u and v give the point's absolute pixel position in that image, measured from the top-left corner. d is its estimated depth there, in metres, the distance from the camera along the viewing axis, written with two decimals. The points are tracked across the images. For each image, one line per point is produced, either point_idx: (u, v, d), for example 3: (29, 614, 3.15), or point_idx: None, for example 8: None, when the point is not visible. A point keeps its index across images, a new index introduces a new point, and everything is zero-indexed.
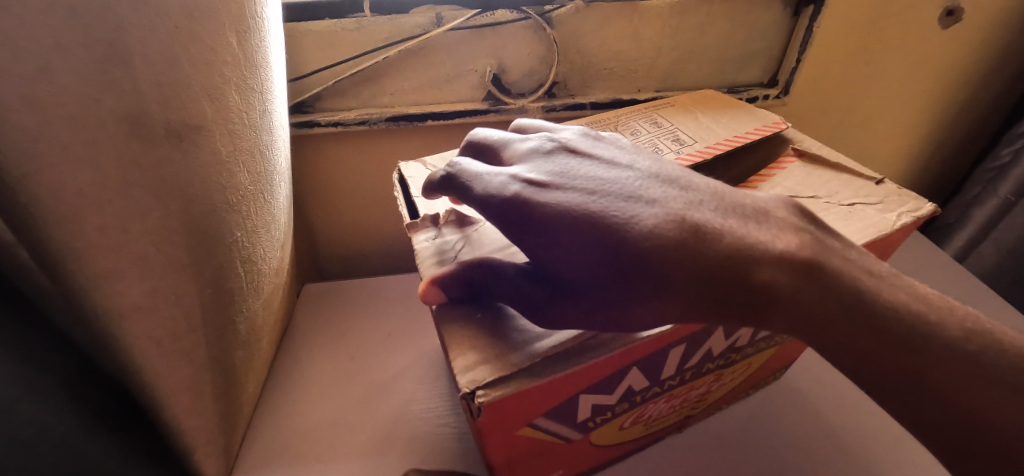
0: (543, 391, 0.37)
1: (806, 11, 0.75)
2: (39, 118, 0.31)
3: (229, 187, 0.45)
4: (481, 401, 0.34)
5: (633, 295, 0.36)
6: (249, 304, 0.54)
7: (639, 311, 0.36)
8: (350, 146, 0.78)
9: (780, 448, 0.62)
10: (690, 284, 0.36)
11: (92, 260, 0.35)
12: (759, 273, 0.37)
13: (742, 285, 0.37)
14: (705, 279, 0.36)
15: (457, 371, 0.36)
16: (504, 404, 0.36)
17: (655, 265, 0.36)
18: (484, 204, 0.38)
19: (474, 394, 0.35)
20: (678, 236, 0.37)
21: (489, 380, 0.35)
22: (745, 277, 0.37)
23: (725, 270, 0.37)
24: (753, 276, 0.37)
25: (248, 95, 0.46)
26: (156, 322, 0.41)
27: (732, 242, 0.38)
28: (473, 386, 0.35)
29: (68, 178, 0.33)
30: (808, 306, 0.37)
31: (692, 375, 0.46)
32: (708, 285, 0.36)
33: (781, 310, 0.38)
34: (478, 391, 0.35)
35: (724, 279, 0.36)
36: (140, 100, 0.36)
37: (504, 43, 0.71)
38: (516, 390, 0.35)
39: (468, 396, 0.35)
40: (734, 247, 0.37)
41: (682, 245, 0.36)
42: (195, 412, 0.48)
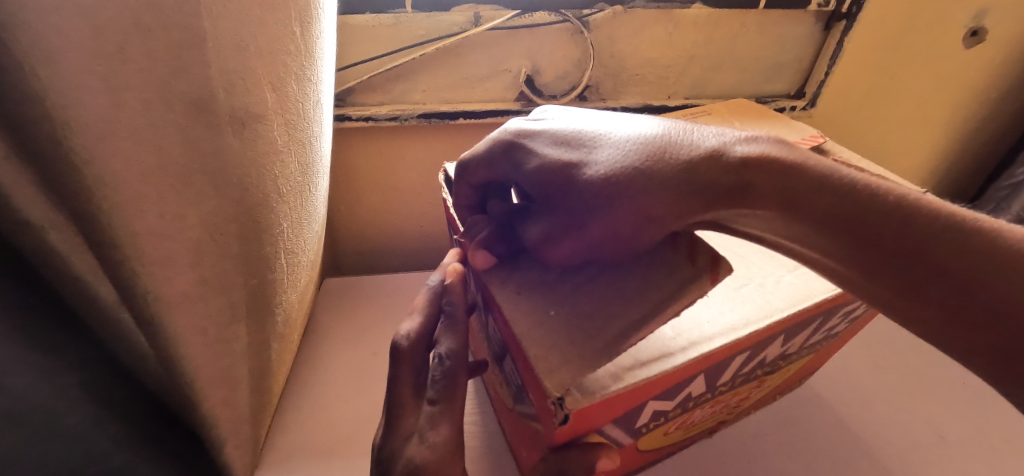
0: (623, 396, 0.37)
1: (838, 25, 0.76)
2: (112, 101, 0.30)
3: (281, 178, 0.45)
4: (569, 409, 0.35)
5: (613, 199, 0.36)
6: (286, 296, 0.53)
7: (625, 216, 0.36)
8: (378, 141, 0.78)
9: (805, 458, 0.62)
10: (662, 177, 0.35)
11: (149, 247, 0.35)
12: (726, 157, 0.36)
13: (720, 178, 0.35)
14: (680, 176, 0.35)
15: (541, 374, 0.35)
16: (588, 410, 0.36)
17: (623, 168, 0.36)
18: (485, 164, 0.42)
19: (563, 399, 0.35)
20: (649, 142, 0.37)
21: (576, 382, 0.35)
22: (722, 169, 0.36)
23: (700, 163, 0.36)
24: (734, 166, 0.36)
25: (304, 85, 0.45)
26: (201, 312, 0.41)
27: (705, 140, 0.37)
28: (563, 390, 0.34)
29: (134, 163, 0.32)
30: (784, 189, 0.35)
31: (740, 381, 0.48)
32: (687, 181, 0.35)
33: (769, 202, 0.35)
34: (567, 396, 0.35)
35: (703, 174, 0.36)
36: (207, 86, 0.35)
37: (540, 45, 0.71)
38: (602, 398, 0.36)
39: (556, 403, 0.35)
40: (711, 144, 0.37)
41: (653, 147, 0.37)
42: (226, 406, 0.48)
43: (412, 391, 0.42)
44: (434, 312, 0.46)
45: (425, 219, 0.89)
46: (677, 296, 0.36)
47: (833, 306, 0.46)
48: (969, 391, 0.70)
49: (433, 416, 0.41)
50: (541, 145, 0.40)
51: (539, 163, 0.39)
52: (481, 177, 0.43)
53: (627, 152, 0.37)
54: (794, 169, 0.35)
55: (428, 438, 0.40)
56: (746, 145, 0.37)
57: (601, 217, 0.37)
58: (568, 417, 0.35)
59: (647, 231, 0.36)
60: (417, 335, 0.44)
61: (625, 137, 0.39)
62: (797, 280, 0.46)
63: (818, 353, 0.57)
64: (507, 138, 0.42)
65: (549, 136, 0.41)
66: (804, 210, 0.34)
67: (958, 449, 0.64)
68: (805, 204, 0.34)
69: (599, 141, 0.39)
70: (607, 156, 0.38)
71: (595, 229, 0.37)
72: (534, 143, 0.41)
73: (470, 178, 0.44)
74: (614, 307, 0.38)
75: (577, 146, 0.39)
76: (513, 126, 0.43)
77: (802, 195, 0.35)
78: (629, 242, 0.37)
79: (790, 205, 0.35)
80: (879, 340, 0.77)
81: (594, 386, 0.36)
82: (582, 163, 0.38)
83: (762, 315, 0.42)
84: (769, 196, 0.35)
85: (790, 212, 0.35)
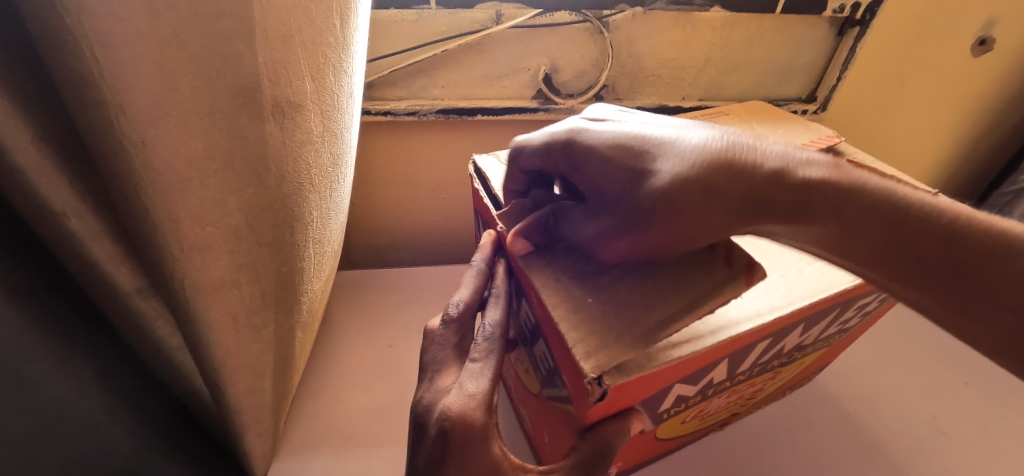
0: (658, 375, 0.39)
1: (851, 31, 0.77)
2: (166, 87, 0.31)
3: (315, 167, 0.46)
4: (608, 385, 0.36)
5: (676, 209, 0.39)
6: (312, 285, 0.54)
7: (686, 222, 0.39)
8: (395, 136, 0.79)
9: (812, 454, 0.63)
10: (727, 194, 0.38)
11: (192, 232, 0.36)
12: (790, 176, 0.39)
13: (782, 194, 0.38)
14: (745, 191, 0.38)
15: (578, 356, 0.37)
16: (624, 387, 0.38)
17: (694, 182, 0.38)
18: (543, 155, 0.44)
19: (601, 379, 0.36)
20: (715, 153, 0.39)
21: (614, 364, 0.36)
22: (785, 185, 0.38)
23: (766, 181, 0.39)
24: (797, 185, 0.38)
25: (340, 76, 0.46)
26: (236, 298, 0.42)
27: (769, 156, 0.40)
28: (600, 370, 0.36)
29: (182, 149, 0.33)
30: (842, 206, 0.38)
31: (757, 371, 0.50)
32: (752, 195, 0.38)
33: (823, 214, 0.38)
34: (605, 376, 0.36)
35: (766, 189, 0.38)
36: (254, 76, 0.36)
37: (559, 44, 0.72)
38: (638, 376, 0.37)
39: (594, 382, 0.36)
40: (773, 160, 0.40)
41: (718, 155, 0.39)
42: (252, 392, 0.49)
43: (457, 352, 0.45)
44: (484, 287, 0.48)
45: (438, 214, 0.90)
46: (717, 296, 0.39)
47: (851, 297, 0.47)
48: (974, 391, 0.72)
49: (474, 371, 0.41)
50: (603, 142, 0.42)
51: (602, 161, 0.41)
52: (533, 165, 0.46)
53: (694, 162, 0.39)
54: (848, 188, 0.38)
55: (468, 389, 0.40)
56: (811, 167, 0.39)
57: (663, 222, 0.39)
58: (605, 393, 0.37)
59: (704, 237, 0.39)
60: (466, 305, 0.46)
61: (690, 144, 0.40)
62: (819, 271, 0.47)
63: (830, 346, 0.59)
64: (568, 133, 0.43)
65: (614, 132, 0.42)
66: (854, 230, 0.38)
67: (962, 447, 0.65)
68: (857, 219, 0.38)
69: (664, 146, 0.41)
70: (672, 160, 0.40)
71: (653, 231, 0.40)
72: (595, 139, 0.42)
73: (523, 164, 0.46)
74: (651, 298, 0.40)
75: (642, 149, 0.41)
76: (573, 123, 0.45)
77: (856, 210, 0.38)
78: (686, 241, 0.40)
79: (847, 218, 0.38)
80: (886, 339, 0.78)
81: (633, 362, 0.38)
82: (647, 169, 0.40)
83: (787, 303, 0.43)
84: (828, 212, 0.38)
85: (842, 226, 0.38)
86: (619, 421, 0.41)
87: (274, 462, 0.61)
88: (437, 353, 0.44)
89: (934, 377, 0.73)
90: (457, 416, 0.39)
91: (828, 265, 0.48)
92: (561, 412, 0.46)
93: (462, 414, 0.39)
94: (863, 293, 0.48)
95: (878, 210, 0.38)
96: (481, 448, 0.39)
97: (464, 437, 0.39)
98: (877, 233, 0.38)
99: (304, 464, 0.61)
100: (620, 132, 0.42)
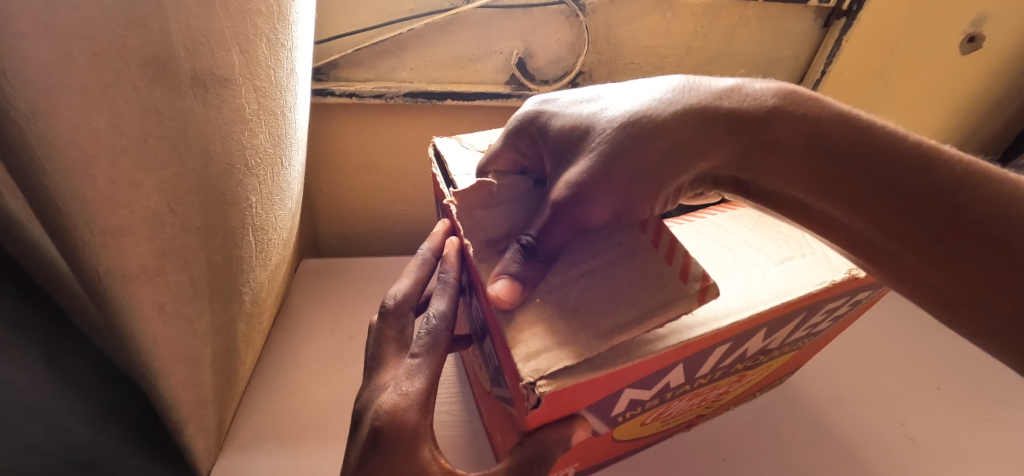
0: (601, 381, 0.37)
1: (837, 23, 0.74)
2: (57, 52, 0.28)
3: (249, 148, 0.43)
4: (543, 391, 0.34)
5: (646, 140, 0.38)
6: (256, 274, 0.52)
7: (658, 153, 0.39)
8: (362, 119, 0.75)
9: (779, 455, 0.62)
10: (698, 114, 0.40)
11: (102, 214, 0.32)
12: (745, 94, 0.42)
13: (746, 112, 0.40)
14: (711, 116, 0.40)
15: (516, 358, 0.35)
16: (563, 393, 0.35)
17: (661, 107, 0.40)
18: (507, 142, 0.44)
19: (537, 384, 0.34)
20: (675, 91, 0.41)
21: (553, 370, 0.34)
22: (747, 108, 0.41)
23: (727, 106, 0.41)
24: (755, 104, 0.41)
25: (276, 50, 0.44)
26: (162, 288, 0.39)
27: (724, 89, 0.42)
28: (537, 375, 0.34)
29: (82, 120, 0.30)
30: (802, 120, 0.40)
31: (719, 375, 0.48)
32: (717, 118, 0.40)
33: (788, 132, 0.40)
34: (541, 380, 0.34)
35: (730, 113, 0.40)
36: (167, 44, 0.33)
37: (534, 28, 0.69)
38: (576, 381, 0.35)
39: (529, 389, 0.34)
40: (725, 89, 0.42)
41: (672, 94, 0.41)
42: (190, 385, 0.46)
43: (396, 347, 0.42)
44: (427, 277, 0.46)
45: (409, 202, 0.87)
46: (669, 311, 0.37)
47: (818, 301, 0.45)
48: (946, 397, 0.70)
49: (412, 368, 0.39)
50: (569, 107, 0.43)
51: (563, 123, 0.42)
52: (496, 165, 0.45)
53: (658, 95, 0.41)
54: (804, 104, 0.41)
55: (403, 388, 0.38)
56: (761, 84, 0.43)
57: (640, 147, 0.38)
58: (541, 399, 0.34)
59: (679, 166, 0.39)
60: (404, 297, 0.44)
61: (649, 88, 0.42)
62: (783, 272, 0.45)
63: (802, 349, 0.57)
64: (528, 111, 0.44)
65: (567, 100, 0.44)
66: (822, 143, 0.39)
67: (930, 452, 0.64)
68: (823, 127, 0.40)
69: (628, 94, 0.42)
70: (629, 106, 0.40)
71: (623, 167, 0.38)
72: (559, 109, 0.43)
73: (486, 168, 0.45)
74: (601, 308, 0.38)
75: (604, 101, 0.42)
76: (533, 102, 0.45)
77: (819, 128, 0.40)
78: (660, 187, 0.39)
79: (811, 131, 0.40)
80: (863, 341, 0.76)
81: (569, 366, 0.35)
82: (610, 108, 0.41)
83: (746, 306, 0.41)
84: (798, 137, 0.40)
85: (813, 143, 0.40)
86: (561, 426, 0.39)
87: (221, 457, 0.58)
88: (374, 349, 0.42)
89: (907, 381, 0.72)
90: (389, 414, 0.36)
91: (795, 267, 0.46)
92: (507, 413, 0.43)
93: (394, 412, 0.36)
94: (832, 297, 0.46)
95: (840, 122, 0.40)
96: (412, 449, 0.37)
97: (396, 437, 0.36)
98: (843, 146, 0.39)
99: (253, 459, 0.58)
100: (572, 99, 0.44)
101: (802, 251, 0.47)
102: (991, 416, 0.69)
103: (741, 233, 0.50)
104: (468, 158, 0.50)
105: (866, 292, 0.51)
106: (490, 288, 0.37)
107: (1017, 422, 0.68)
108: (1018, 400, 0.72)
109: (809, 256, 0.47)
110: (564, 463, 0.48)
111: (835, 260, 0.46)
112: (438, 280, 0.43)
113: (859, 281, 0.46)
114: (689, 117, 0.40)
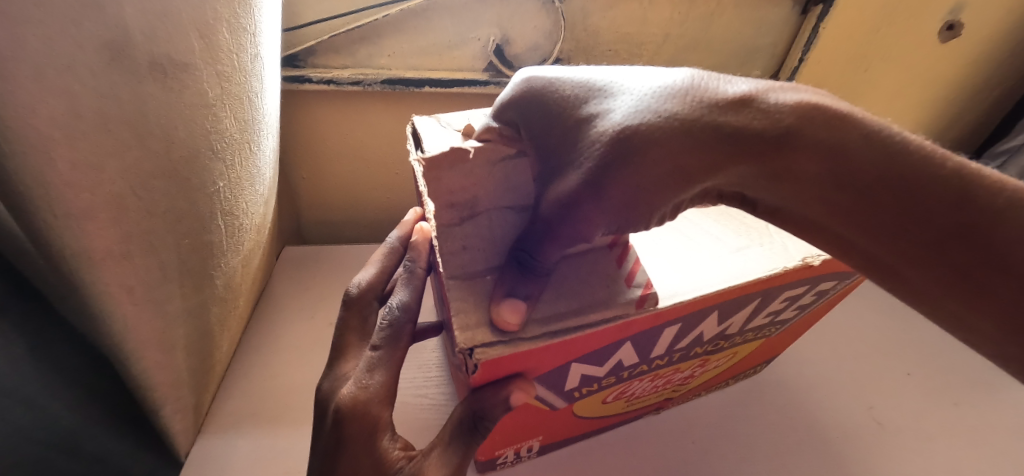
0: (540, 352, 0.39)
1: (814, 10, 0.75)
2: (9, 36, 0.28)
3: (214, 133, 0.44)
4: (478, 359, 0.36)
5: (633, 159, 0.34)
6: (228, 259, 0.52)
7: (647, 167, 0.34)
8: (341, 106, 0.75)
9: (746, 437, 0.63)
10: (709, 129, 0.34)
11: (60, 197, 0.33)
12: (771, 101, 0.35)
13: (757, 130, 0.34)
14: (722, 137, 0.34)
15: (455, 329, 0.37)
16: (498, 362, 0.37)
17: (664, 123, 0.34)
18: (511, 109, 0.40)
19: (472, 352, 0.36)
20: (684, 85, 0.36)
21: (487, 341, 0.37)
22: (756, 117, 0.35)
23: (727, 114, 0.35)
24: (783, 115, 0.35)
25: (240, 36, 0.45)
26: (128, 272, 0.39)
27: (743, 92, 0.36)
28: (472, 344, 0.36)
29: (39, 104, 0.30)
30: (840, 138, 0.34)
31: (678, 357, 0.49)
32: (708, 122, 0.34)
33: (810, 159, 0.35)
34: (477, 349, 0.36)
35: (744, 124, 0.35)
36: (121, 28, 0.34)
37: (512, 14, 0.69)
38: (512, 352, 0.37)
39: (465, 353, 0.37)
40: (749, 90, 0.36)
41: (678, 91, 0.35)
42: (164, 367, 0.47)
43: (359, 336, 0.44)
44: (392, 265, 0.47)
45: (391, 190, 0.87)
46: (613, 308, 0.40)
47: (774, 287, 0.47)
48: (915, 382, 0.72)
49: (372, 362, 0.40)
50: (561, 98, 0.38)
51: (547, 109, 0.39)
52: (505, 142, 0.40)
53: (658, 101, 0.35)
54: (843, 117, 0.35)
55: (363, 380, 0.39)
56: (790, 93, 0.36)
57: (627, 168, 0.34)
58: (477, 366, 0.37)
59: (678, 188, 0.35)
60: (368, 286, 0.46)
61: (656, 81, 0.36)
62: (739, 261, 0.46)
63: (769, 338, 0.58)
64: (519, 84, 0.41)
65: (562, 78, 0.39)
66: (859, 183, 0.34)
67: (895, 434, 0.66)
68: (853, 160, 0.34)
69: (622, 83, 0.37)
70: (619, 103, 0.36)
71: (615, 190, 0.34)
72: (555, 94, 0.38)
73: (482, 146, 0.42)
74: (558, 304, 0.39)
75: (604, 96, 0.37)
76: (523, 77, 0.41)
77: (844, 157, 0.34)
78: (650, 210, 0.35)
79: (835, 164, 0.34)
80: (836, 325, 0.78)
81: (505, 337, 0.37)
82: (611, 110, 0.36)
83: (694, 289, 0.43)
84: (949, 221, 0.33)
85: (834, 162, 0.34)
86: (498, 387, 0.39)
87: (200, 439, 0.59)
88: (339, 338, 0.44)
89: (877, 366, 0.73)
90: (349, 405, 0.38)
91: (751, 255, 0.47)
92: (462, 380, 0.45)
93: (354, 404, 0.38)
94: (787, 284, 0.47)
95: (840, 129, 0.34)
96: (370, 436, 0.38)
97: (354, 424, 0.38)
98: (869, 173, 0.34)
99: (231, 441, 0.59)
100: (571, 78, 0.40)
101: (761, 240, 0.49)
102: (959, 402, 0.70)
103: (704, 224, 0.52)
104: (443, 135, 0.50)
105: (830, 282, 0.52)
106: (496, 312, 0.37)
107: (983, 406, 0.70)
108: (986, 384, 0.73)
109: (767, 246, 0.48)
110: (524, 432, 0.50)
111: (791, 250, 0.48)
112: (404, 269, 0.44)
113: (815, 270, 0.47)
114: (678, 133, 0.34)
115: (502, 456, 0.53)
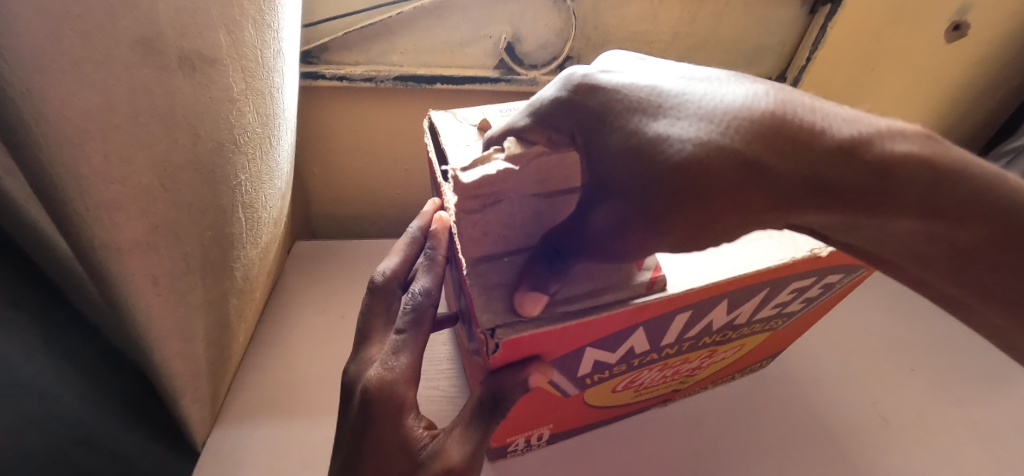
0: (558, 334, 0.40)
1: (822, 10, 0.75)
2: (50, 32, 0.29)
3: (238, 127, 0.45)
4: (500, 339, 0.38)
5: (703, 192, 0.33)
6: (246, 251, 0.53)
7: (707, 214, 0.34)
8: (353, 103, 0.76)
9: (752, 430, 0.64)
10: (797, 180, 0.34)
11: (92, 188, 0.33)
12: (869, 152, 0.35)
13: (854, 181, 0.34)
14: (813, 179, 0.34)
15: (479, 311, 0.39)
16: (517, 343, 0.38)
17: (736, 165, 0.33)
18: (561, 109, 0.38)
19: (494, 333, 0.38)
20: (771, 118, 0.35)
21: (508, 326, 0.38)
22: (863, 170, 0.35)
23: (821, 158, 0.34)
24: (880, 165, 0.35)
25: (263, 32, 0.46)
26: (154, 261, 0.40)
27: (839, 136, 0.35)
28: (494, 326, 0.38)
29: (77, 98, 0.31)
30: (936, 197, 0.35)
31: (687, 347, 0.50)
32: (807, 174, 0.34)
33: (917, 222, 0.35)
34: (498, 331, 0.38)
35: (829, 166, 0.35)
36: (153, 24, 0.35)
37: (523, 12, 0.70)
38: (529, 334, 0.38)
39: (486, 334, 0.38)
40: (845, 131, 0.35)
41: (761, 124, 0.34)
42: (184, 357, 0.47)
43: (383, 323, 0.45)
44: (414, 254, 0.47)
45: (400, 186, 0.88)
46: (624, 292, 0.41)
47: (783, 278, 0.47)
48: (919, 379, 0.72)
49: (397, 345, 0.41)
50: (622, 112, 0.36)
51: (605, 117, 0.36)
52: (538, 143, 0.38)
53: (741, 131, 0.34)
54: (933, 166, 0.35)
55: (388, 362, 0.40)
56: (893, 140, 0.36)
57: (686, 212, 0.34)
58: (498, 346, 0.38)
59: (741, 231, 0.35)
60: (392, 274, 0.46)
61: (740, 108, 0.35)
62: (748, 251, 0.47)
63: (776, 331, 0.59)
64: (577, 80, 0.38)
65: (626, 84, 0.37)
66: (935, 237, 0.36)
67: (899, 430, 0.66)
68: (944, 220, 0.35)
69: (702, 105, 0.35)
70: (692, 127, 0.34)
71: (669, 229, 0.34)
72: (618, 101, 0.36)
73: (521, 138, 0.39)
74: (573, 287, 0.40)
75: (673, 117, 0.35)
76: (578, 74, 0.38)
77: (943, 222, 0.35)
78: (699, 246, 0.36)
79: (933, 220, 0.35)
80: (841, 322, 0.78)
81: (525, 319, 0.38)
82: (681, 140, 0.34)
83: (704, 276, 0.44)
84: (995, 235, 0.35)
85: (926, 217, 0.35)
86: (516, 370, 0.40)
87: (215, 429, 0.60)
88: (363, 323, 0.45)
89: (882, 362, 0.74)
90: (376, 387, 0.39)
91: (760, 247, 0.48)
92: (478, 363, 0.47)
93: (381, 385, 0.39)
94: (796, 277, 0.48)
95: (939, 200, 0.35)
96: (395, 418, 0.39)
97: (380, 405, 0.39)
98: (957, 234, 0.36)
99: (247, 431, 0.60)
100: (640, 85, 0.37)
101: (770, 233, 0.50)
102: (962, 398, 0.71)
103: None
104: (460, 130, 0.51)
105: (838, 276, 0.53)
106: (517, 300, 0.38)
107: (986, 403, 0.71)
108: (990, 381, 0.74)
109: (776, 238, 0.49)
110: (536, 420, 0.51)
111: (799, 241, 0.48)
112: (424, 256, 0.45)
113: (823, 263, 0.48)
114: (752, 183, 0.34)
115: (513, 443, 0.54)
